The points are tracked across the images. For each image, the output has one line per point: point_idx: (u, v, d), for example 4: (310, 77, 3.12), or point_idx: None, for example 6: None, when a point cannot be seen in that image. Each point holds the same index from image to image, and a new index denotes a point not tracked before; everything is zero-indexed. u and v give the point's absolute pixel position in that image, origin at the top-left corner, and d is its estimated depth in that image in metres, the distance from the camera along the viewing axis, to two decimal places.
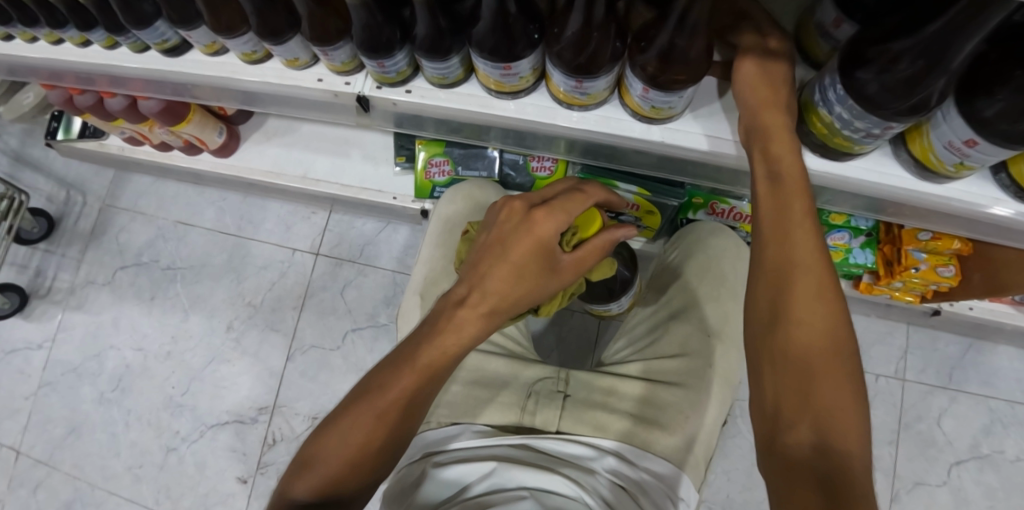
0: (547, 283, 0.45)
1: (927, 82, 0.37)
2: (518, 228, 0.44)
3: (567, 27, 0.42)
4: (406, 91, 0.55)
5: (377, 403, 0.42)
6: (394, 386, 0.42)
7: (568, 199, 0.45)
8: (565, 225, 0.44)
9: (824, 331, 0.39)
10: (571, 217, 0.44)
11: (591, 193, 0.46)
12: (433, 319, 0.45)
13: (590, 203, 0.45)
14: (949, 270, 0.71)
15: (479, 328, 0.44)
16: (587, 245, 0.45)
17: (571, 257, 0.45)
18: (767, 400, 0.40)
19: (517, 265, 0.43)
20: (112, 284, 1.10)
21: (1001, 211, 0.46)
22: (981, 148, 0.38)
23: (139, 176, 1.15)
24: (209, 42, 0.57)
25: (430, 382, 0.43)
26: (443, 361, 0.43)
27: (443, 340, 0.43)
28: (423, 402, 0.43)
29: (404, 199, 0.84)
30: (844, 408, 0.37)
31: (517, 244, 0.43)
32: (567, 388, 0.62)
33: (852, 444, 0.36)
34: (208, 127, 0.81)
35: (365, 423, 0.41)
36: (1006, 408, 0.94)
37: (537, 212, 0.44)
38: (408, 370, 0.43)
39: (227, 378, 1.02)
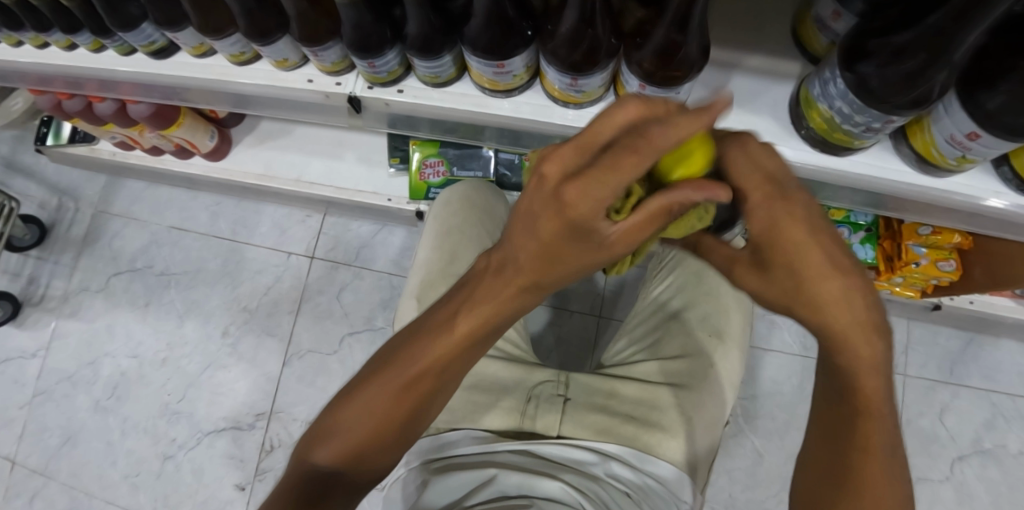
0: (592, 260, 0.33)
1: (929, 75, 0.36)
2: (542, 204, 0.30)
3: (563, 24, 0.41)
4: (399, 91, 0.54)
5: (402, 374, 0.41)
6: (422, 355, 0.40)
7: (616, 155, 0.27)
8: (608, 204, 0.28)
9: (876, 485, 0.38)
10: (614, 191, 0.27)
11: (664, 139, 0.26)
12: (470, 279, 0.40)
13: (653, 159, 0.26)
14: (950, 265, 0.71)
15: (517, 301, 0.38)
16: (646, 213, 0.29)
17: (623, 231, 0.30)
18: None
19: (550, 252, 0.33)
20: (106, 291, 1.09)
21: (998, 203, 0.45)
22: (984, 141, 0.37)
23: (132, 181, 1.14)
24: (197, 44, 0.57)
25: (470, 346, 0.41)
26: (480, 332, 0.40)
27: (475, 311, 0.39)
28: (453, 371, 0.42)
29: (399, 201, 0.83)
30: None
31: (544, 225, 0.31)
32: (567, 391, 0.62)
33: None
34: (199, 130, 0.80)
35: (385, 396, 0.41)
36: (1007, 402, 0.94)
37: (568, 187, 0.28)
38: (437, 337, 0.40)
39: (224, 384, 1.02)
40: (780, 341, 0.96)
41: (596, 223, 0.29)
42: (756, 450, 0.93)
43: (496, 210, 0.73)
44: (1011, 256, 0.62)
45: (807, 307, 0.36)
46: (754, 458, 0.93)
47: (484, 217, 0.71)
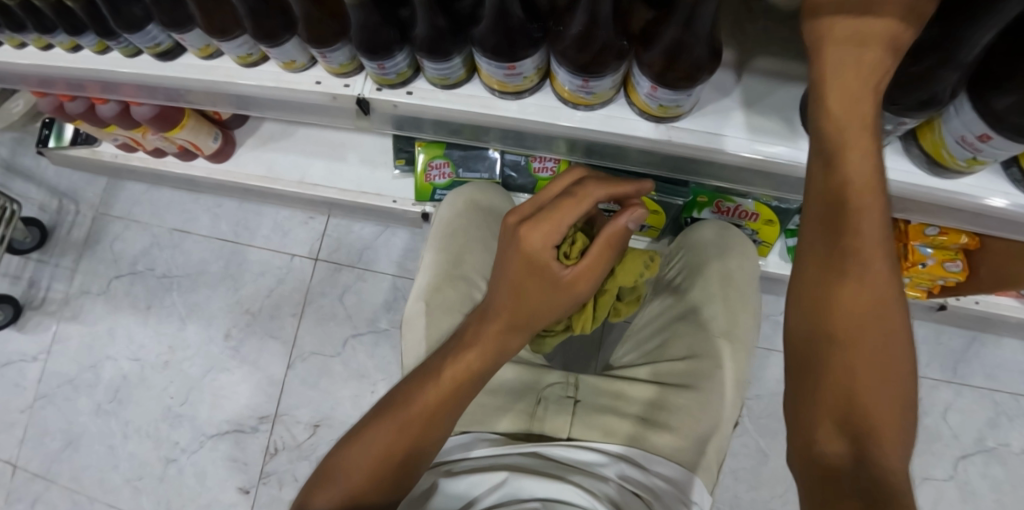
0: (554, 297, 0.44)
1: (939, 76, 0.38)
2: (510, 249, 0.44)
3: (573, 25, 0.41)
4: (407, 92, 0.54)
5: (399, 416, 0.45)
6: (417, 399, 0.45)
7: (559, 206, 0.43)
8: (556, 237, 0.42)
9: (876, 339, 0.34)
10: (561, 227, 0.42)
11: (585, 193, 0.43)
12: (460, 335, 0.48)
13: (585, 207, 0.42)
14: (956, 265, 0.71)
15: (501, 344, 0.46)
16: (590, 255, 0.43)
17: (573, 269, 0.43)
18: (805, 392, 0.36)
19: (520, 292, 0.44)
20: (107, 293, 1.09)
21: (999, 202, 0.45)
22: (995, 143, 0.37)
23: (132, 183, 1.14)
24: (203, 45, 0.56)
25: (464, 387, 0.45)
26: (467, 376, 0.45)
27: (466, 355, 0.45)
28: (445, 417, 0.45)
29: (404, 202, 0.83)
30: (894, 409, 0.33)
31: (514, 267, 0.43)
32: (576, 393, 0.62)
33: (893, 454, 0.32)
34: (203, 132, 0.79)
35: (385, 435, 0.44)
36: (1010, 401, 0.94)
37: (524, 227, 0.43)
38: (431, 384, 0.45)
39: (227, 387, 1.01)
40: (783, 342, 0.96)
41: (549, 254, 0.42)
42: (762, 450, 0.93)
43: (502, 212, 0.73)
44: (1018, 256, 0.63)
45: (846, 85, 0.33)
46: (759, 458, 0.93)
47: (490, 219, 0.71)
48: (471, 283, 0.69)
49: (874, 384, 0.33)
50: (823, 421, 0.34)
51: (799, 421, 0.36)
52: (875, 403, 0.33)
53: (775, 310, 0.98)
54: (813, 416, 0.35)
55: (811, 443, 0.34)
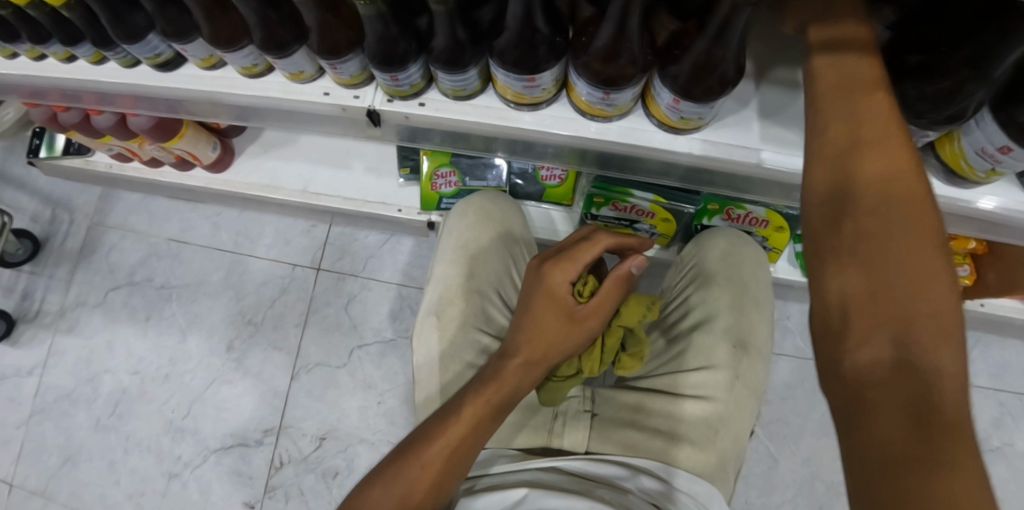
0: (569, 332, 0.49)
1: (965, 93, 0.40)
2: (534, 287, 0.50)
3: (598, 38, 0.43)
4: (420, 104, 0.53)
5: (420, 456, 0.45)
6: (439, 436, 0.46)
7: (577, 249, 0.49)
8: (573, 275, 0.48)
9: (907, 253, 0.32)
10: (577, 266, 0.48)
11: (598, 239, 0.50)
12: (483, 373, 0.51)
13: (597, 250, 0.49)
14: (965, 270, 0.71)
15: (519, 378, 0.49)
16: (602, 292, 0.48)
17: (585, 306, 0.49)
18: (833, 315, 0.33)
19: (541, 326, 0.49)
20: (104, 305, 1.06)
21: (986, 203, 0.50)
22: (1015, 155, 0.39)
23: (128, 192, 1.12)
24: (206, 55, 0.55)
25: (486, 421, 0.47)
26: (488, 410, 0.47)
27: (486, 389, 0.48)
28: (464, 455, 0.46)
29: (409, 211, 0.81)
30: (943, 315, 0.30)
31: (538, 302, 0.49)
32: (593, 408, 0.63)
33: (949, 363, 0.28)
34: (202, 142, 0.78)
35: (407, 476, 0.44)
36: (1014, 401, 0.98)
37: (546, 267, 0.49)
38: (453, 423, 0.46)
39: (230, 399, 0.99)
40: (791, 346, 0.97)
41: (565, 289, 0.48)
42: (773, 456, 0.93)
43: (512, 221, 0.73)
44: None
45: (841, 96, 0.36)
46: (770, 463, 0.93)
47: (500, 230, 0.71)
48: (485, 298, 0.67)
49: (926, 323, 0.30)
50: (858, 345, 0.31)
51: (829, 355, 0.33)
52: (935, 334, 0.29)
53: (783, 315, 0.99)
54: (842, 334, 0.32)
55: (850, 371, 0.31)
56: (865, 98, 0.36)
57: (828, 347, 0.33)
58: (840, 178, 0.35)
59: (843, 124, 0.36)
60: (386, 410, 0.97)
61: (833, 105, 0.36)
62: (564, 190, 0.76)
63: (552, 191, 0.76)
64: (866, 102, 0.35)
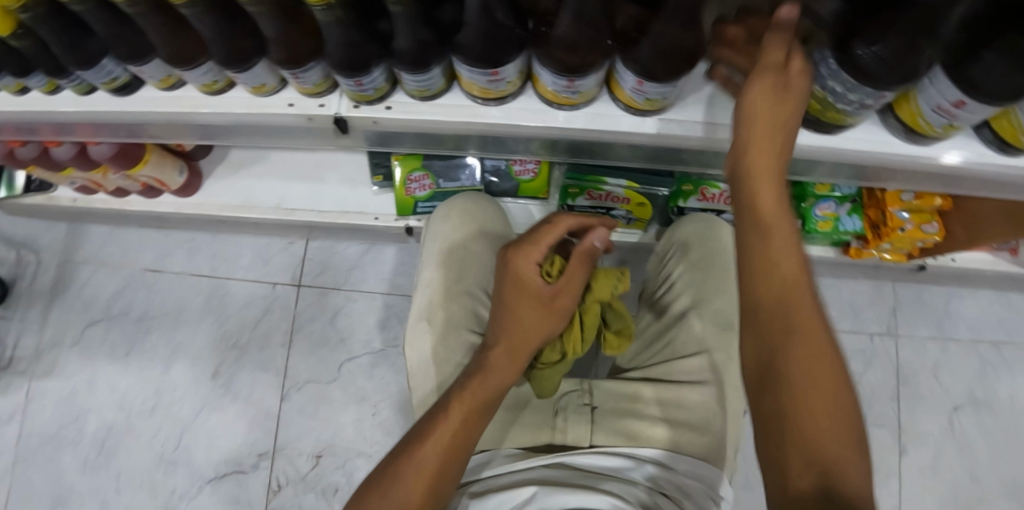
0: (541, 312, 0.51)
1: (917, 51, 0.42)
2: (504, 277, 0.52)
3: (558, 28, 0.43)
4: (386, 108, 0.53)
5: (413, 462, 0.44)
6: (430, 438, 0.46)
7: (539, 233, 0.51)
8: (538, 257, 0.50)
9: (821, 379, 0.36)
10: (542, 248, 0.50)
11: (561, 220, 0.51)
12: (467, 371, 0.51)
13: (558, 232, 0.50)
14: (933, 227, 0.73)
15: (503, 369, 0.50)
16: (570, 267, 0.50)
17: (555, 284, 0.50)
18: (771, 438, 0.36)
19: (516, 311, 0.51)
20: (81, 344, 1.03)
21: (951, 157, 0.52)
22: (970, 108, 0.43)
23: (94, 226, 1.08)
24: (164, 76, 0.54)
25: (476, 414, 0.48)
26: (477, 405, 0.48)
27: (472, 383, 0.49)
28: (458, 453, 0.46)
29: (386, 218, 0.81)
30: (848, 443, 0.35)
31: (510, 288, 0.51)
32: (592, 400, 0.63)
33: (860, 488, 0.33)
34: (168, 166, 0.76)
35: (404, 483, 0.43)
36: (993, 351, 1.01)
37: (511, 254, 0.52)
38: (442, 423, 0.47)
39: (221, 426, 0.97)
40: None
41: (532, 271, 0.50)
42: None
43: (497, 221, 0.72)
44: (1005, 214, 0.64)
45: (761, 216, 0.40)
46: None
47: (486, 231, 0.71)
48: (470, 298, 0.68)
49: (839, 449, 0.34)
50: (793, 469, 0.34)
51: (772, 477, 0.36)
52: (846, 460, 0.34)
53: None
54: (783, 459, 0.35)
55: (786, 488, 0.34)
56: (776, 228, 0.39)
57: (769, 469, 0.36)
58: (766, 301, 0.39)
59: (765, 244, 0.39)
60: (381, 421, 0.96)
61: (755, 228, 0.40)
62: (538, 184, 0.77)
63: (527, 186, 0.77)
64: (779, 230, 0.39)
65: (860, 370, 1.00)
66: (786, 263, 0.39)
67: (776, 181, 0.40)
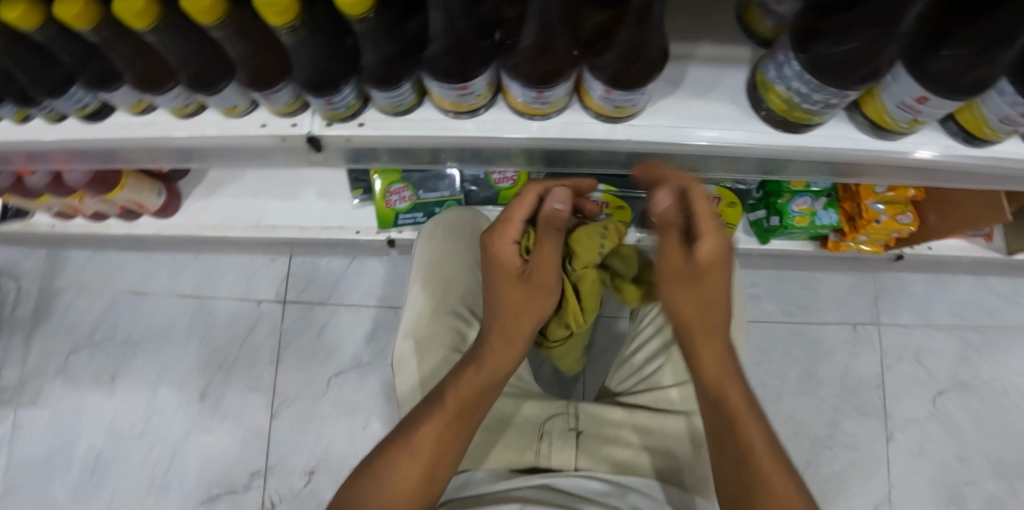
0: (528, 292, 0.54)
1: (879, 49, 0.42)
2: (488, 263, 0.56)
3: (524, 38, 0.43)
4: (359, 125, 0.53)
5: (408, 448, 0.51)
6: (423, 427, 0.52)
7: (512, 211, 0.55)
8: (515, 234, 0.54)
9: (775, 482, 0.49)
10: (516, 224, 0.54)
11: (527, 192, 0.55)
12: (464, 362, 0.56)
13: (528, 203, 0.54)
14: (908, 217, 0.74)
15: (494, 359, 0.54)
16: (543, 245, 0.53)
17: (536, 260, 0.53)
18: None
19: (500, 296, 0.54)
20: (65, 371, 1.02)
21: (925, 152, 0.54)
22: (932, 103, 0.44)
23: (74, 250, 1.07)
24: (135, 101, 0.54)
25: (465, 406, 0.53)
26: (468, 399, 0.53)
27: (463, 377, 0.54)
28: (449, 443, 0.52)
29: (368, 232, 0.81)
30: None
31: (495, 271, 0.55)
32: (578, 424, 0.65)
33: None
34: (146, 188, 0.76)
35: (399, 466, 0.50)
36: (974, 334, 1.03)
37: (489, 238, 0.55)
38: (434, 415, 0.52)
39: (213, 447, 0.97)
40: (761, 311, 1.02)
41: (511, 250, 0.54)
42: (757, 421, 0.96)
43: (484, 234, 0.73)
44: (976, 203, 0.66)
45: (708, 360, 0.54)
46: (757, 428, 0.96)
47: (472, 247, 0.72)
48: (460, 319, 0.69)
49: None
50: None
51: None
52: None
53: (749, 284, 1.03)
54: None
55: None
56: (717, 370, 0.54)
57: None
58: (721, 429, 0.53)
59: (715, 383, 0.54)
60: (372, 434, 0.95)
61: (707, 376, 0.55)
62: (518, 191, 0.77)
63: (507, 193, 0.77)
64: (723, 373, 0.54)
65: (845, 360, 1.01)
66: (728, 394, 0.54)
67: (718, 333, 0.54)
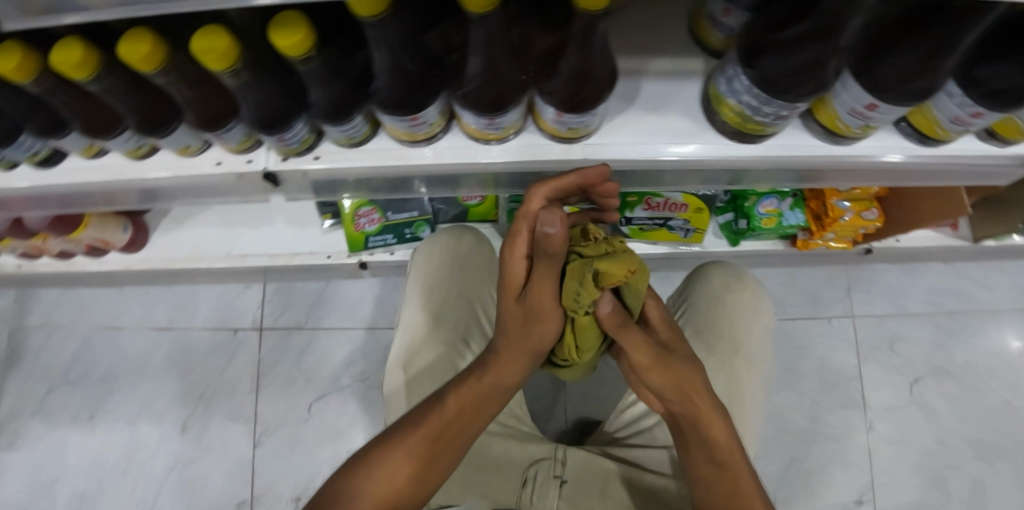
0: (530, 317, 0.51)
1: (823, 62, 0.43)
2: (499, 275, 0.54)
3: (469, 67, 0.43)
4: (315, 158, 0.52)
5: (408, 442, 0.52)
6: (425, 423, 0.53)
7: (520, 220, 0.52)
8: (524, 249, 0.51)
9: None
10: (524, 239, 0.51)
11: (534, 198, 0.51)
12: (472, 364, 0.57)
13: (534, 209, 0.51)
14: (873, 213, 0.74)
15: (502, 369, 0.54)
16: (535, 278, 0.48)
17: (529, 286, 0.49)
18: None
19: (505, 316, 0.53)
20: (42, 412, 1.01)
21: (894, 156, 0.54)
22: (882, 109, 0.43)
23: (44, 289, 1.06)
24: (87, 146, 0.53)
25: (468, 407, 0.54)
26: (472, 400, 0.54)
27: (469, 381, 0.55)
28: (448, 441, 0.53)
29: (338, 256, 0.81)
30: None
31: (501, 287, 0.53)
32: (563, 472, 0.73)
33: None
34: (110, 225, 0.75)
35: (396, 460, 0.51)
36: (948, 320, 1.05)
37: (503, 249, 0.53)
38: (436, 415, 0.53)
39: (197, 479, 0.96)
40: None
41: (518, 268, 0.51)
42: None
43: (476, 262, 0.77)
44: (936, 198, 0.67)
45: (706, 423, 0.56)
46: None
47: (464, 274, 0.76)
48: (451, 345, 0.73)
49: None
50: None
51: None
52: None
53: None
54: None
55: None
56: (716, 429, 0.56)
57: None
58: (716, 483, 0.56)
59: (714, 443, 0.56)
60: None
61: (705, 435, 0.56)
62: (485, 207, 0.79)
63: (475, 209, 0.78)
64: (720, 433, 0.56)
65: (822, 353, 1.03)
66: (725, 450, 0.56)
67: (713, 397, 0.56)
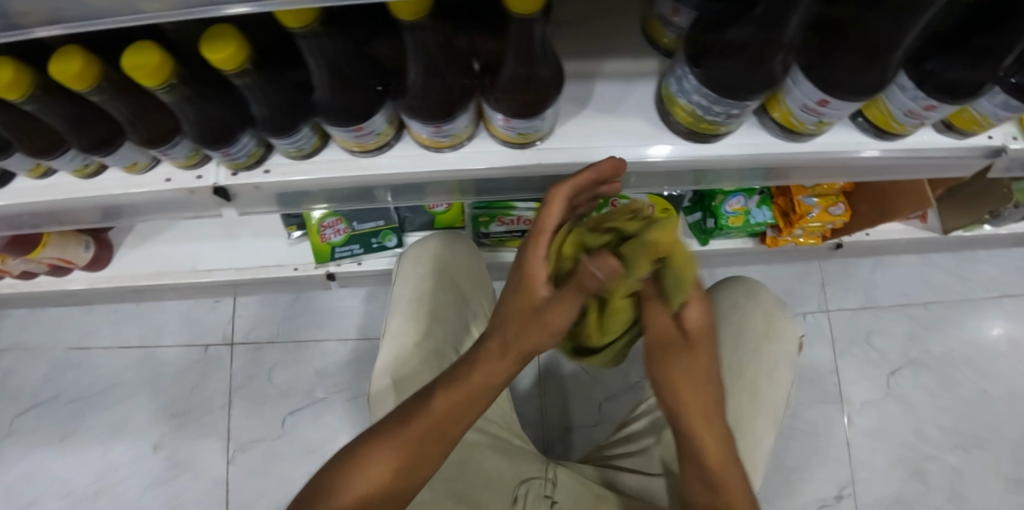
0: (548, 321, 0.47)
1: (768, 61, 0.42)
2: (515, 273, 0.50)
3: (410, 77, 0.42)
4: (265, 171, 0.52)
5: (397, 439, 0.47)
6: (416, 421, 0.48)
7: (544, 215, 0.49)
8: (542, 250, 0.48)
9: None
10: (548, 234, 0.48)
11: (558, 193, 0.48)
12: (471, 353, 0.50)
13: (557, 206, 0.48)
14: (839, 208, 0.74)
15: (504, 363, 0.48)
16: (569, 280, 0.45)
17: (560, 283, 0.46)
18: None
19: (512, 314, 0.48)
20: (12, 436, 0.99)
21: (867, 151, 0.54)
22: (833, 106, 0.44)
23: (12, 310, 1.04)
24: (33, 166, 0.52)
25: (464, 405, 0.48)
26: (466, 398, 0.48)
27: (465, 378, 0.48)
28: (438, 440, 0.48)
29: (305, 268, 0.80)
30: None
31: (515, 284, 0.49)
32: (554, 492, 0.72)
33: None
34: (71, 244, 0.73)
35: (382, 459, 0.47)
36: (923, 311, 1.05)
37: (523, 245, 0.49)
38: (427, 413, 0.48)
39: (172, 500, 0.95)
40: None
41: (539, 266, 0.48)
42: None
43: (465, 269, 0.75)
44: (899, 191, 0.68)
45: (706, 435, 0.54)
46: None
47: (455, 282, 0.73)
48: (444, 355, 0.69)
49: None
50: None
51: None
52: None
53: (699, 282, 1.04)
54: None
55: None
56: (713, 446, 0.54)
57: None
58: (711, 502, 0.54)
59: (713, 459, 0.54)
60: None
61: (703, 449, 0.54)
62: (453, 214, 0.78)
63: (443, 217, 0.78)
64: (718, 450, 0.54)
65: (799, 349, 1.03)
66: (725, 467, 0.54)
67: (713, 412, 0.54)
